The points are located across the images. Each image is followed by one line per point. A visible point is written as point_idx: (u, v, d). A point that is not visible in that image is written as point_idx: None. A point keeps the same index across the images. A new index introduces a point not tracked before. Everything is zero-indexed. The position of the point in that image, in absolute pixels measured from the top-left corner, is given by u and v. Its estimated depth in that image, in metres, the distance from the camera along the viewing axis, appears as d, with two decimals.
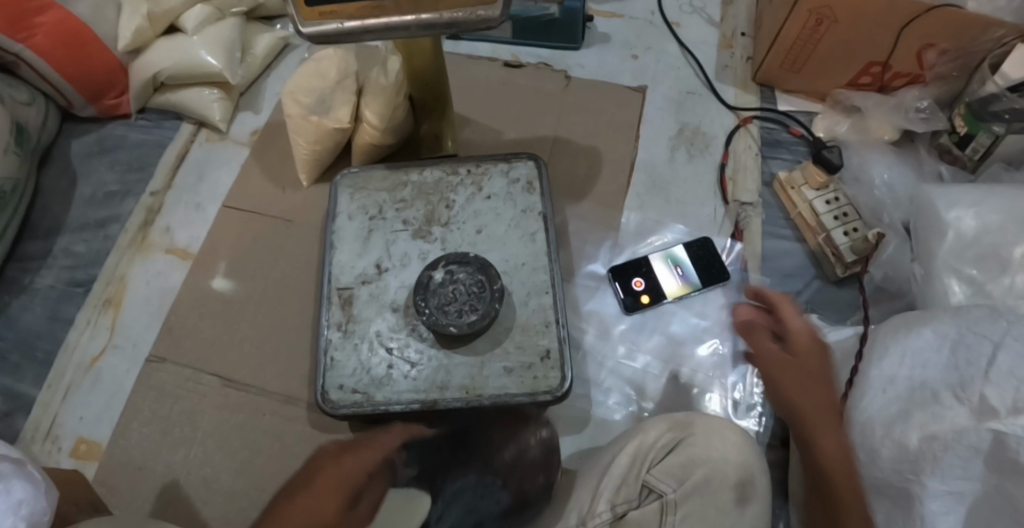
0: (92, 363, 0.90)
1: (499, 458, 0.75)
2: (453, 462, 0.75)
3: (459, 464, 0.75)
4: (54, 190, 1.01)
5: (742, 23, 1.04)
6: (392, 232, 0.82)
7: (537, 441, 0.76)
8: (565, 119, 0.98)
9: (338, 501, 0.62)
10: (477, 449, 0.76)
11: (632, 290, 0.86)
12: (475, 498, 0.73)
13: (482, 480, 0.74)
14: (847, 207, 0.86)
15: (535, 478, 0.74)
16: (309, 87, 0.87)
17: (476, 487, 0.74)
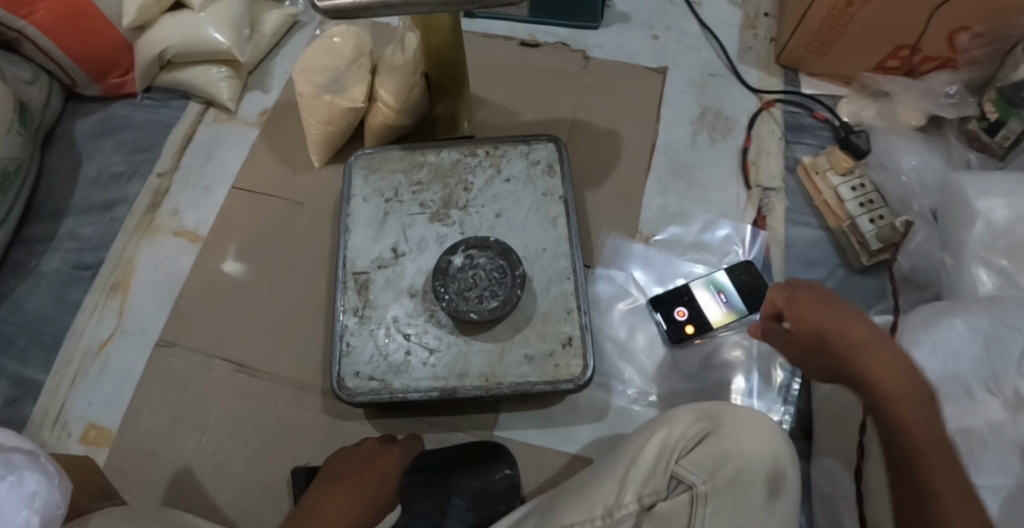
0: (101, 348, 0.88)
1: (466, 487, 0.74)
2: (420, 489, 0.74)
3: (430, 490, 0.74)
4: (59, 170, 0.99)
5: (765, 3, 1.02)
6: (409, 215, 0.80)
7: (501, 476, 0.75)
8: (584, 100, 0.95)
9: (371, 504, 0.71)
10: (447, 477, 0.75)
11: (676, 320, 0.82)
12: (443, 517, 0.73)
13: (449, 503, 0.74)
14: (873, 193, 0.85)
15: (496, 509, 0.73)
16: (322, 65, 0.83)
17: (442, 509, 0.73)
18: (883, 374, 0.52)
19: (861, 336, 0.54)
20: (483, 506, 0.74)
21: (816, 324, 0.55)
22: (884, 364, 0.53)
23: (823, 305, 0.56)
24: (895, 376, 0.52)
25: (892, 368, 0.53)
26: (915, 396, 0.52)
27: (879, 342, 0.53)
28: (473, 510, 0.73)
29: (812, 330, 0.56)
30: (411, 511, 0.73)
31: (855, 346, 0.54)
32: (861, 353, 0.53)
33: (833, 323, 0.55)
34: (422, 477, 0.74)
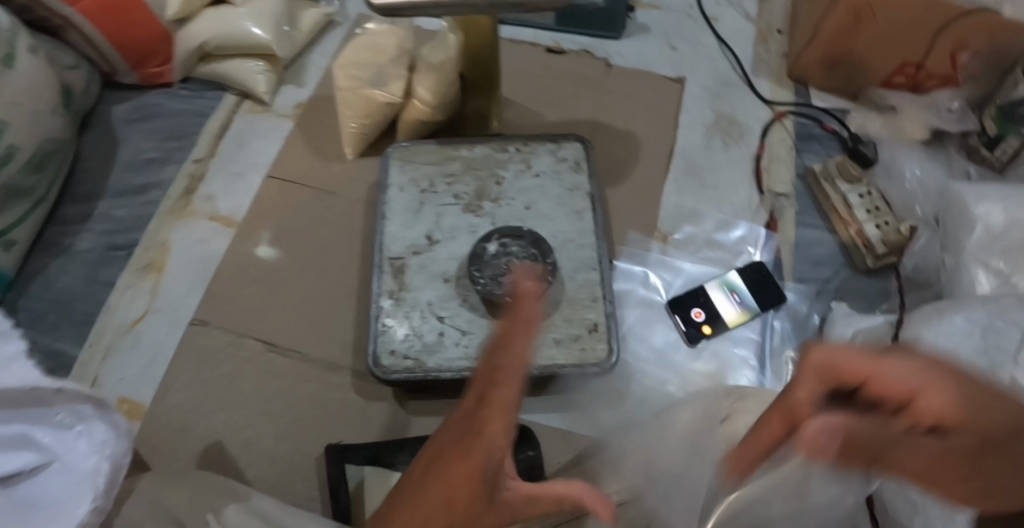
0: (133, 325, 0.90)
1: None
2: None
3: None
4: (93, 154, 1.02)
5: (777, 20, 1.07)
6: (443, 205, 0.83)
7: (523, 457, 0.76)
8: (606, 104, 1.00)
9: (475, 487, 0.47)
10: None
11: (693, 321, 0.86)
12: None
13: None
14: (879, 200, 0.90)
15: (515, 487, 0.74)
16: (362, 60, 0.89)
17: None
18: (991, 474, 0.49)
19: (904, 375, 0.46)
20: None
21: (880, 382, 0.46)
22: (988, 463, 0.48)
23: (887, 369, 0.46)
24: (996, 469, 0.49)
25: (965, 465, 0.48)
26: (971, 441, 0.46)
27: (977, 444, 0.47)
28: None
29: (958, 429, 0.46)
30: None
31: (922, 463, 0.48)
32: (968, 460, 0.48)
33: (886, 368, 0.46)
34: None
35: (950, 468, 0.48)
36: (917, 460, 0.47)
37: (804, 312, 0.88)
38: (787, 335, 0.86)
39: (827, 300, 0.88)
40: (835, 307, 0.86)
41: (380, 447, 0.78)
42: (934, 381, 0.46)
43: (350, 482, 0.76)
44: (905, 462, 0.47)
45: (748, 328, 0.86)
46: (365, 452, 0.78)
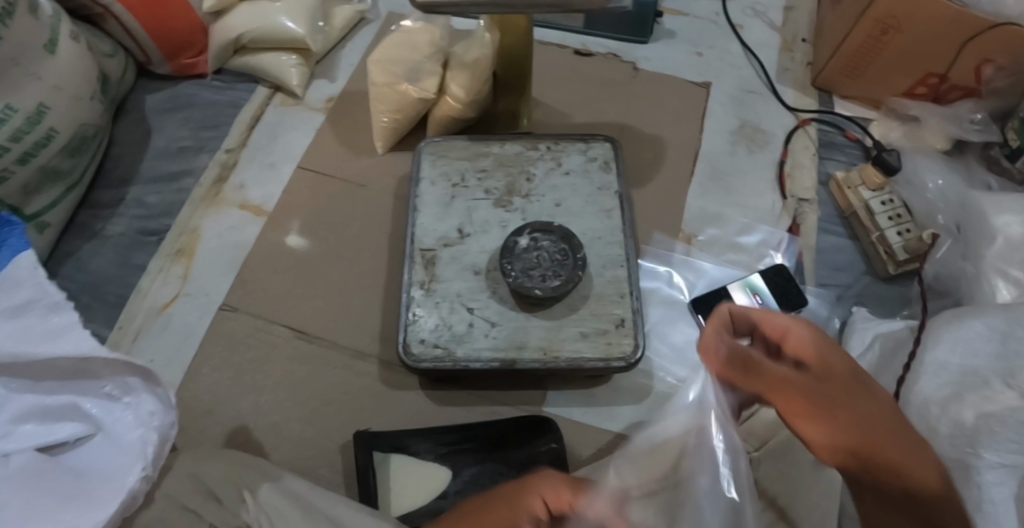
0: (163, 309, 0.91)
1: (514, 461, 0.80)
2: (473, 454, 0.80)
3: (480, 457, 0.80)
4: (127, 141, 1.03)
5: (803, 29, 1.09)
6: (474, 200, 0.85)
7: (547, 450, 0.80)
8: (633, 107, 1.02)
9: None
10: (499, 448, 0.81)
11: None
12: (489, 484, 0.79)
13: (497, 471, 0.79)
14: (901, 208, 0.91)
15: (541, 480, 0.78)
16: (399, 58, 0.90)
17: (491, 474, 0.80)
18: (859, 429, 0.51)
19: (787, 324, 0.58)
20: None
21: (772, 324, 0.58)
22: (852, 409, 0.52)
23: (779, 319, 0.59)
24: (889, 437, 0.51)
25: (833, 405, 0.52)
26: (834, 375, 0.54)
27: (865, 409, 0.52)
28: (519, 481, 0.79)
29: (820, 369, 0.54)
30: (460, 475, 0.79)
31: (791, 386, 0.53)
32: (868, 434, 0.51)
33: (775, 317, 0.59)
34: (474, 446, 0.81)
35: (849, 440, 0.51)
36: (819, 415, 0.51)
37: (824, 315, 0.88)
38: None
39: (847, 306, 0.90)
40: (856, 312, 0.88)
41: (404, 434, 0.80)
42: (812, 343, 0.56)
43: (377, 469, 0.78)
44: (792, 404, 0.52)
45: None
46: (388, 439, 0.79)
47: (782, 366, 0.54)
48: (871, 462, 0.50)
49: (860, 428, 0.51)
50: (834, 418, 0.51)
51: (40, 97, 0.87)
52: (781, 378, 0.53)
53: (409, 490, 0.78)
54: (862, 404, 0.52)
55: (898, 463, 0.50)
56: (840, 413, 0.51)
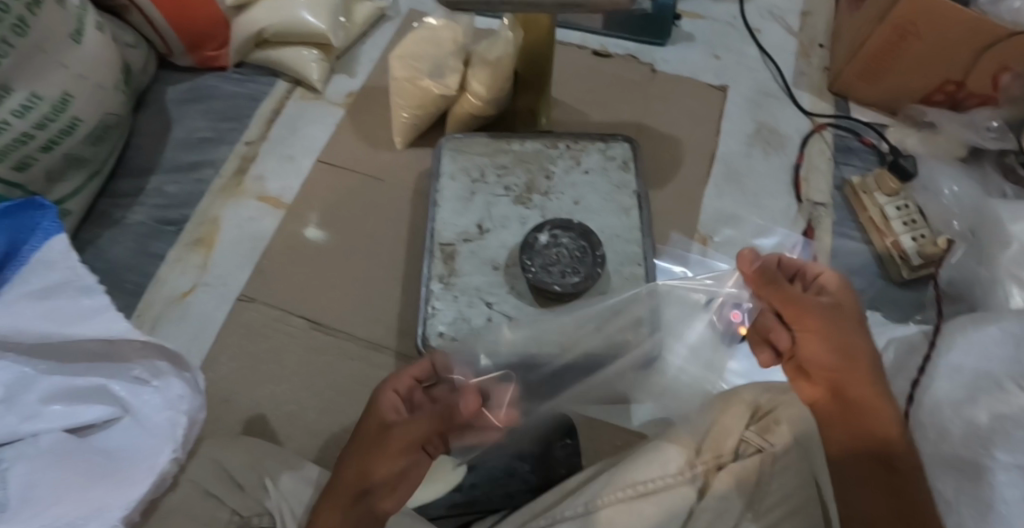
0: (182, 297, 0.92)
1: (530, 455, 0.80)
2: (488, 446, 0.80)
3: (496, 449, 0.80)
4: (147, 131, 1.04)
5: (820, 34, 1.10)
6: (494, 196, 0.86)
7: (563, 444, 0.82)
8: (650, 108, 1.03)
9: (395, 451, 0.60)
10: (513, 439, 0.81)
11: None
12: (505, 476, 0.79)
13: (513, 464, 0.79)
14: (915, 213, 0.93)
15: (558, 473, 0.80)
16: (423, 53, 0.90)
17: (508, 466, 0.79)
18: (850, 373, 0.60)
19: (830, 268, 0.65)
20: (543, 471, 0.80)
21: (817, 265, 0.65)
22: (850, 359, 0.60)
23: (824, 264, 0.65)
24: (869, 386, 0.60)
25: (835, 342, 0.60)
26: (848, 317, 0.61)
27: (853, 346, 0.61)
28: (534, 474, 0.79)
29: (839, 307, 0.62)
30: (477, 467, 0.79)
31: (810, 313, 0.61)
32: (850, 370, 0.60)
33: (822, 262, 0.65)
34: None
35: (832, 366, 0.60)
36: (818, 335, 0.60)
37: None
38: None
39: (861, 310, 0.90)
40: (870, 316, 0.89)
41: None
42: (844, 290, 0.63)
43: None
44: (805, 323, 0.61)
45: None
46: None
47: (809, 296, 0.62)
48: (844, 393, 0.60)
49: (847, 371, 0.60)
50: (831, 353, 0.60)
51: (66, 85, 0.88)
52: (800, 305, 0.61)
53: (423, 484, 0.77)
54: (861, 350, 0.61)
55: (868, 405, 0.60)
56: (838, 352, 0.60)
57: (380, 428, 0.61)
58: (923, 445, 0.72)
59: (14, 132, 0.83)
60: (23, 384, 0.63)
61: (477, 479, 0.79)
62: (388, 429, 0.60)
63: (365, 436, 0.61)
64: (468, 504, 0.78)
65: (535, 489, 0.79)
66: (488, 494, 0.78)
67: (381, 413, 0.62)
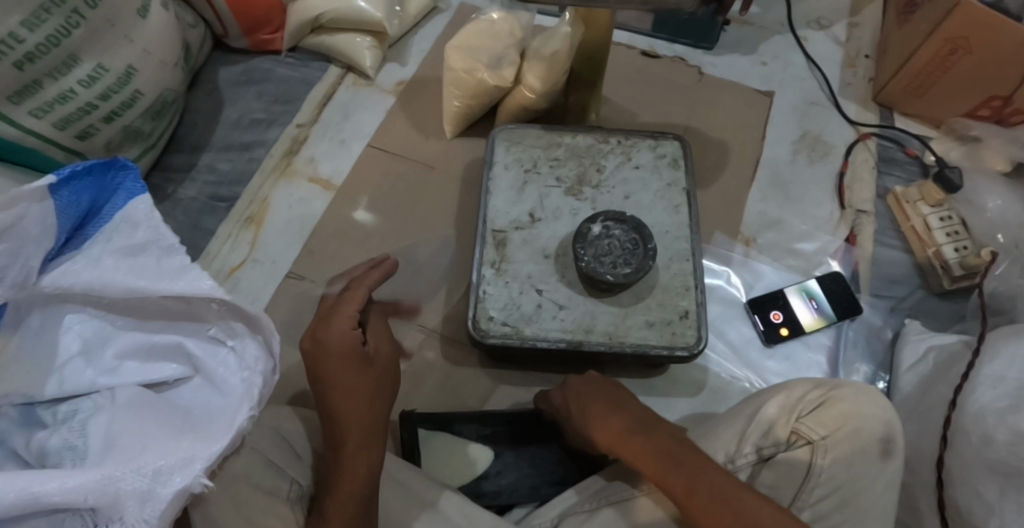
0: (231, 272, 0.94)
1: (553, 449, 0.81)
2: (512, 437, 0.82)
3: (521, 439, 0.82)
4: (201, 109, 1.05)
5: (866, 45, 1.12)
6: (546, 186, 0.87)
7: None
8: (697, 111, 1.04)
9: (360, 365, 0.66)
10: (539, 431, 0.83)
11: (772, 323, 0.90)
12: (533, 467, 0.80)
13: (538, 454, 0.81)
14: (958, 225, 0.94)
15: (588, 465, 0.80)
16: (482, 46, 0.92)
17: (533, 458, 0.81)
18: (624, 428, 0.70)
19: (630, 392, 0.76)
20: (571, 463, 0.80)
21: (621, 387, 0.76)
22: (620, 421, 0.70)
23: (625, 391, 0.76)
24: (650, 435, 0.68)
25: (616, 415, 0.71)
26: (625, 405, 0.73)
27: (677, 437, 0.67)
28: (561, 465, 0.80)
29: (622, 400, 0.73)
30: (502, 456, 0.81)
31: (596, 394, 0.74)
32: (656, 446, 0.66)
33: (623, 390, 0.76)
34: (515, 430, 0.82)
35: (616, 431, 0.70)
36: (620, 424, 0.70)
37: (878, 325, 0.91)
38: (859, 342, 0.90)
39: (900, 318, 0.92)
40: (910, 323, 0.90)
41: (449, 415, 0.82)
42: (633, 400, 0.74)
43: (422, 446, 0.80)
44: (592, 406, 0.73)
45: (823, 334, 0.90)
46: (432, 417, 0.82)
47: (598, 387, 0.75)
48: (651, 467, 0.65)
49: (627, 427, 0.70)
50: (609, 420, 0.71)
51: (131, 59, 0.88)
52: (592, 389, 0.75)
53: (445, 468, 0.79)
54: (635, 421, 0.70)
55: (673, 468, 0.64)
56: (616, 419, 0.71)
57: (360, 365, 0.66)
58: (966, 451, 0.73)
59: (79, 102, 0.84)
60: (100, 338, 0.58)
61: (502, 470, 0.80)
62: (371, 362, 0.67)
63: (340, 378, 0.65)
64: (495, 493, 0.78)
65: (561, 481, 0.79)
66: (514, 484, 0.79)
67: (341, 343, 0.66)
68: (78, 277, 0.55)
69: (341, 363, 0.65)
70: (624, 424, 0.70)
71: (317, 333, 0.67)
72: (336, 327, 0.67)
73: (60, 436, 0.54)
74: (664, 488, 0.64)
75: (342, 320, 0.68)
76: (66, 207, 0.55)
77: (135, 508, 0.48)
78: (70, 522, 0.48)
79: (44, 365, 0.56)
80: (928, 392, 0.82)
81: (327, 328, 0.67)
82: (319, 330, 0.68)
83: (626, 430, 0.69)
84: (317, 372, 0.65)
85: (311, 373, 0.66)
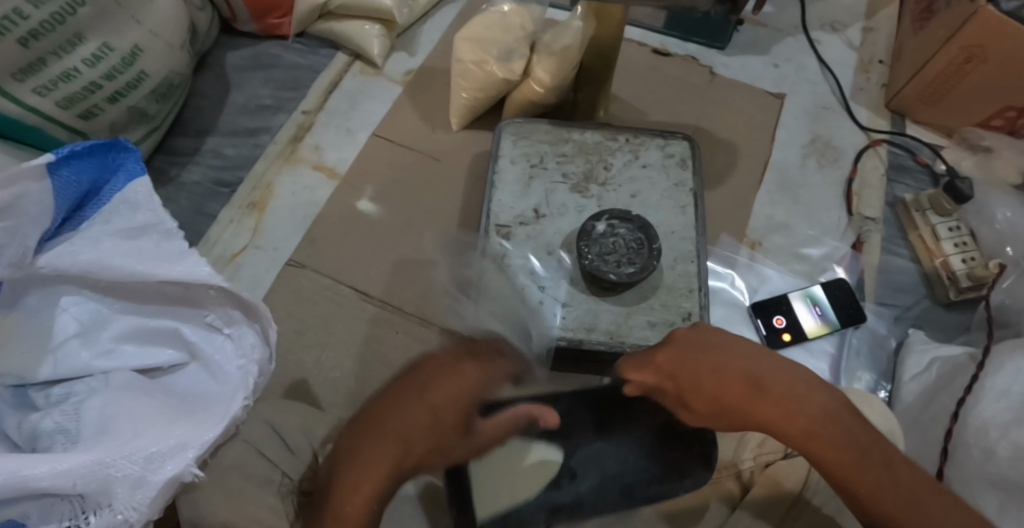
0: (232, 258, 0.93)
1: (633, 440, 0.69)
2: (587, 427, 0.70)
3: (592, 431, 0.69)
4: (208, 93, 1.04)
5: (881, 50, 1.10)
6: (552, 182, 0.86)
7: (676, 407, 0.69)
8: (707, 110, 1.03)
9: (454, 423, 0.61)
10: (611, 422, 0.70)
11: (775, 328, 0.89)
12: (620, 464, 0.68)
13: (624, 446, 0.69)
14: (967, 235, 0.93)
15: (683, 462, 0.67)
16: (494, 38, 0.90)
17: (615, 451, 0.68)
18: (779, 401, 0.61)
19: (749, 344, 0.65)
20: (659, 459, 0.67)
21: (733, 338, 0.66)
22: (770, 392, 0.62)
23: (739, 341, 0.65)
24: (815, 410, 0.61)
25: (772, 384, 0.62)
26: (766, 369, 0.63)
27: (840, 411, 0.61)
28: (655, 461, 0.67)
29: (757, 362, 0.63)
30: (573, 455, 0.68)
31: (727, 359, 0.63)
32: (831, 425, 0.60)
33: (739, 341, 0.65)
34: (585, 417, 0.70)
35: (771, 404, 0.61)
36: (778, 405, 0.61)
37: (882, 334, 0.90)
38: (863, 350, 0.89)
39: (904, 327, 0.91)
40: (913, 333, 0.89)
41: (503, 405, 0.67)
42: (766, 357, 0.64)
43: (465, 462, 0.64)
44: (730, 377, 0.63)
45: (826, 341, 0.89)
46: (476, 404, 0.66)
47: (726, 352, 0.64)
48: (831, 454, 0.59)
49: (783, 397, 0.61)
50: (763, 390, 0.62)
51: (138, 40, 0.87)
52: (719, 348, 0.64)
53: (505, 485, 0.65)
54: (792, 389, 0.62)
55: (859, 456, 0.58)
56: (771, 391, 0.62)
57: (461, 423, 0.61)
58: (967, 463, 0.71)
59: (83, 82, 0.83)
60: (95, 321, 0.57)
61: (577, 474, 0.67)
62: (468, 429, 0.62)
63: (420, 423, 0.59)
64: (577, 503, 0.65)
65: (660, 477, 0.66)
66: (598, 489, 0.66)
67: (465, 389, 0.62)
68: (75, 259, 0.54)
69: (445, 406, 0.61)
70: (779, 394, 0.61)
71: (477, 366, 0.64)
72: (473, 372, 0.63)
73: (53, 419, 0.53)
74: (841, 474, 0.58)
75: (496, 372, 0.65)
76: (64, 188, 0.54)
77: (125, 495, 0.48)
78: (58, 509, 0.47)
79: (40, 345, 0.56)
80: (931, 403, 0.81)
81: (477, 369, 0.64)
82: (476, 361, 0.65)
83: (784, 402, 0.61)
84: (417, 396, 0.61)
85: (404, 392, 0.61)
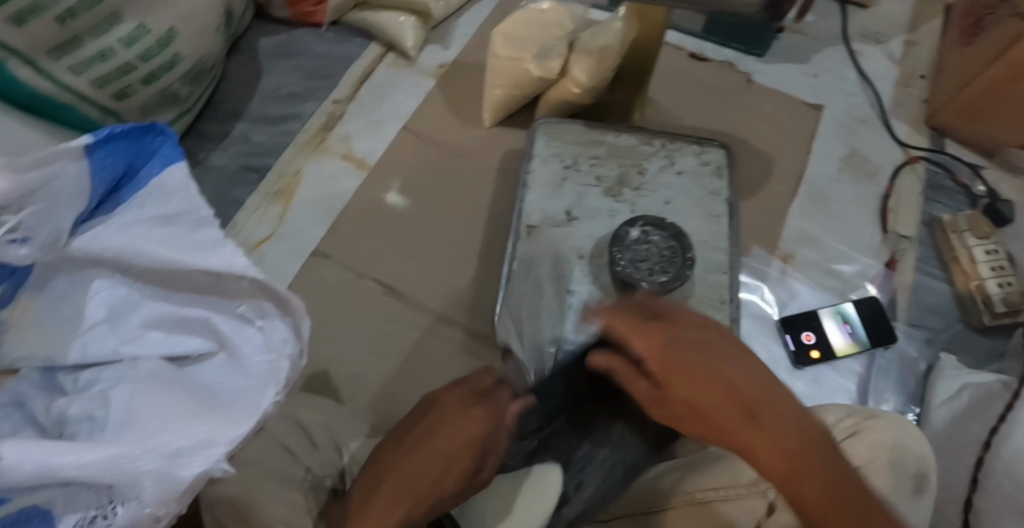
0: (256, 246, 0.92)
1: (618, 431, 0.68)
2: (567, 432, 0.68)
3: (572, 435, 0.68)
4: (239, 77, 1.03)
5: (922, 65, 1.08)
6: (585, 184, 0.85)
7: None
8: (742, 118, 1.02)
9: (465, 464, 0.56)
10: (586, 423, 0.69)
11: (803, 344, 0.87)
12: (614, 453, 0.67)
13: (608, 437, 0.68)
14: (1004, 260, 0.91)
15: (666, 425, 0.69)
16: (532, 36, 0.89)
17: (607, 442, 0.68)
18: (735, 409, 0.50)
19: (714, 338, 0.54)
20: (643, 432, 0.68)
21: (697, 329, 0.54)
22: (728, 398, 0.50)
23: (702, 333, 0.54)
24: (776, 423, 0.49)
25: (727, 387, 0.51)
26: (727, 371, 0.51)
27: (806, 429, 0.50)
28: (646, 432, 0.69)
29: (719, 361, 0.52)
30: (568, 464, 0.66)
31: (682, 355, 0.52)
32: (791, 444, 0.49)
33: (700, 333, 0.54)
34: (561, 422, 0.69)
35: (723, 412, 0.50)
36: (733, 415, 0.50)
37: (912, 356, 0.89)
38: (891, 371, 0.88)
39: (935, 350, 0.89)
40: (944, 357, 0.87)
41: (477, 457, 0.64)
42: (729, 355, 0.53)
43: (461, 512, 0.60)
44: (685, 376, 0.52)
45: (854, 360, 0.88)
46: None
47: (682, 346, 0.53)
48: (784, 475, 0.48)
49: (735, 406, 0.50)
50: (717, 395, 0.51)
51: (173, 21, 0.85)
52: (674, 340, 0.53)
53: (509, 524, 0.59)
54: (753, 396, 0.50)
55: (818, 480, 0.48)
56: (723, 395, 0.51)
57: (472, 459, 0.57)
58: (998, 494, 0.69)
59: (117, 61, 0.82)
60: (126, 306, 0.57)
61: (580, 480, 0.65)
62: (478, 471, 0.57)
63: (422, 462, 0.55)
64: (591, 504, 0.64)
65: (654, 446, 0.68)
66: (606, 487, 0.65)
67: (474, 428, 0.58)
68: (108, 244, 0.53)
69: (450, 443, 0.57)
70: (735, 402, 0.50)
71: (470, 406, 0.60)
72: (479, 412, 0.59)
73: (80, 406, 0.53)
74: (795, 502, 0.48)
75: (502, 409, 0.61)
76: (101, 168, 0.53)
77: (152, 488, 0.47)
78: (84, 497, 0.47)
79: (68, 330, 0.56)
80: (960, 429, 0.79)
81: (483, 410, 0.60)
82: (473, 401, 0.61)
83: (738, 411, 0.50)
84: (424, 433, 0.58)
85: (411, 433, 0.58)
